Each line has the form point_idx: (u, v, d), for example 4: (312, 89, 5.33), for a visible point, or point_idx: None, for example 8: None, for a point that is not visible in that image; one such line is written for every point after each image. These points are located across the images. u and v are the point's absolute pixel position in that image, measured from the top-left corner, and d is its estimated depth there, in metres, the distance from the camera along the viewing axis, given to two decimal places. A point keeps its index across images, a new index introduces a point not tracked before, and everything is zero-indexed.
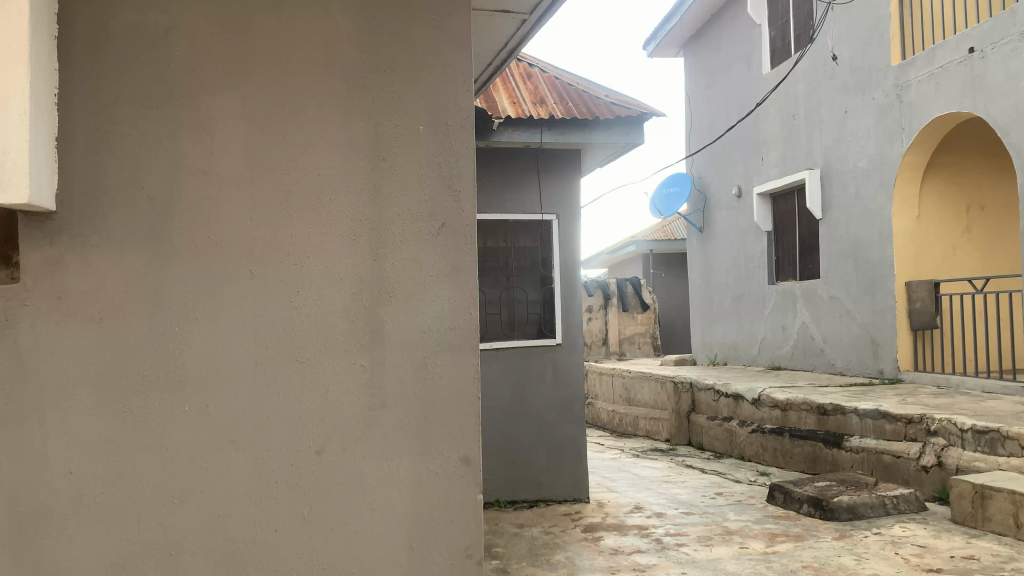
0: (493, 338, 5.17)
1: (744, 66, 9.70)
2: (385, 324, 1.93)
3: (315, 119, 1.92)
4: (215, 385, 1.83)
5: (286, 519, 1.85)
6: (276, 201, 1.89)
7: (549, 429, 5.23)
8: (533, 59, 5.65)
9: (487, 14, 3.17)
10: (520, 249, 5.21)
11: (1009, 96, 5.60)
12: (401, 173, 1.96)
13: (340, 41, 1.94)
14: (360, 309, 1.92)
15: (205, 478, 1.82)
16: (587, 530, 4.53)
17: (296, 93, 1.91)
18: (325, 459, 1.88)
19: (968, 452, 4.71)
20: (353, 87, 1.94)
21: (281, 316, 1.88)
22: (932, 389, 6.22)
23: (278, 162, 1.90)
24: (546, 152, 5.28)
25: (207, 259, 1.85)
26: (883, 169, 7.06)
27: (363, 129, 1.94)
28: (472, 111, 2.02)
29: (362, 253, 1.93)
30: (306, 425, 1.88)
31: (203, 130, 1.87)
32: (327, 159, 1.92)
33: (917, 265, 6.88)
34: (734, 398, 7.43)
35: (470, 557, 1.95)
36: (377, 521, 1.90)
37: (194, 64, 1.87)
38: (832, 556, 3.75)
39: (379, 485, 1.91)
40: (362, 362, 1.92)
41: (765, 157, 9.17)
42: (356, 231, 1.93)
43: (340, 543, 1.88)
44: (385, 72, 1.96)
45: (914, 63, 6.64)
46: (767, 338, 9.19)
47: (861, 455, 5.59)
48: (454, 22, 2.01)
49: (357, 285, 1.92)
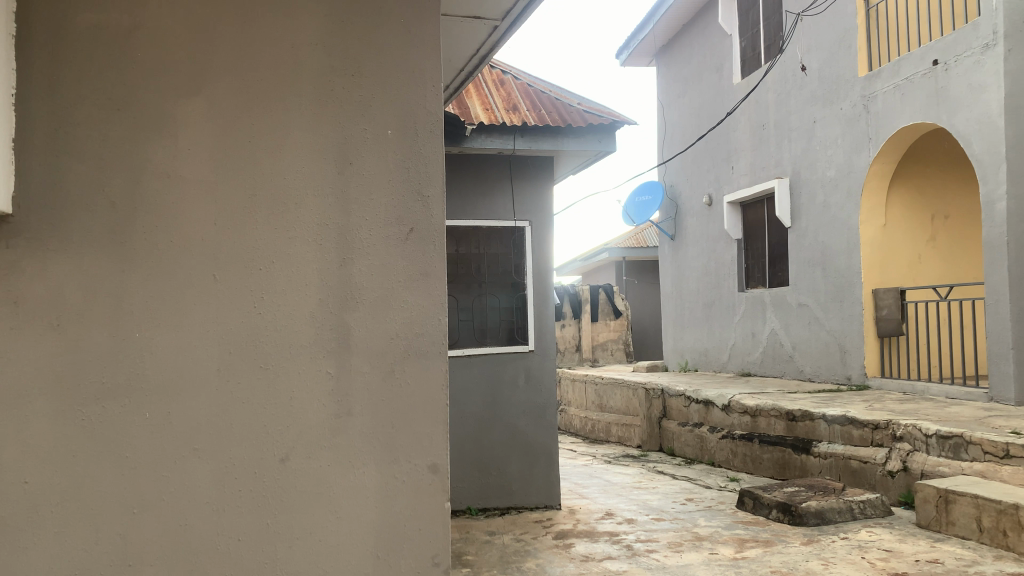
0: (466, 345, 5.13)
1: (716, 76, 9.85)
2: (352, 331, 1.89)
3: (280, 120, 1.88)
4: (177, 392, 1.78)
5: (249, 529, 1.80)
6: (240, 203, 1.84)
7: (522, 436, 5.19)
8: (505, 66, 5.59)
9: (457, 20, 3.01)
10: (492, 256, 5.19)
11: (971, 108, 5.74)
12: (369, 176, 1.93)
13: (308, 43, 1.91)
14: (327, 315, 1.88)
15: (166, 488, 1.76)
16: (558, 537, 4.51)
17: (261, 94, 1.87)
18: (289, 468, 1.84)
19: (933, 456, 4.79)
20: (320, 89, 1.91)
21: (245, 322, 1.83)
22: (898, 395, 6.34)
23: (242, 164, 1.85)
24: (520, 159, 5.25)
25: (169, 262, 1.79)
26: (851, 178, 7.20)
27: (330, 132, 1.91)
28: (442, 116, 1.99)
29: (329, 257, 1.89)
30: (270, 434, 1.83)
31: (166, 130, 1.81)
32: (293, 161, 1.88)
33: (883, 273, 7.03)
34: (705, 404, 7.49)
35: (437, 565, 1.91)
36: (343, 530, 1.86)
37: (157, 64, 1.82)
38: (800, 561, 3.76)
39: (345, 494, 1.87)
40: (328, 369, 1.88)
41: (735, 165, 9.30)
42: (322, 236, 1.89)
43: (305, 553, 1.83)
44: (353, 76, 1.94)
45: (880, 74, 6.79)
46: (737, 344, 9.30)
47: (829, 460, 5.65)
48: (423, 26, 1.99)
49: (323, 290, 1.88)
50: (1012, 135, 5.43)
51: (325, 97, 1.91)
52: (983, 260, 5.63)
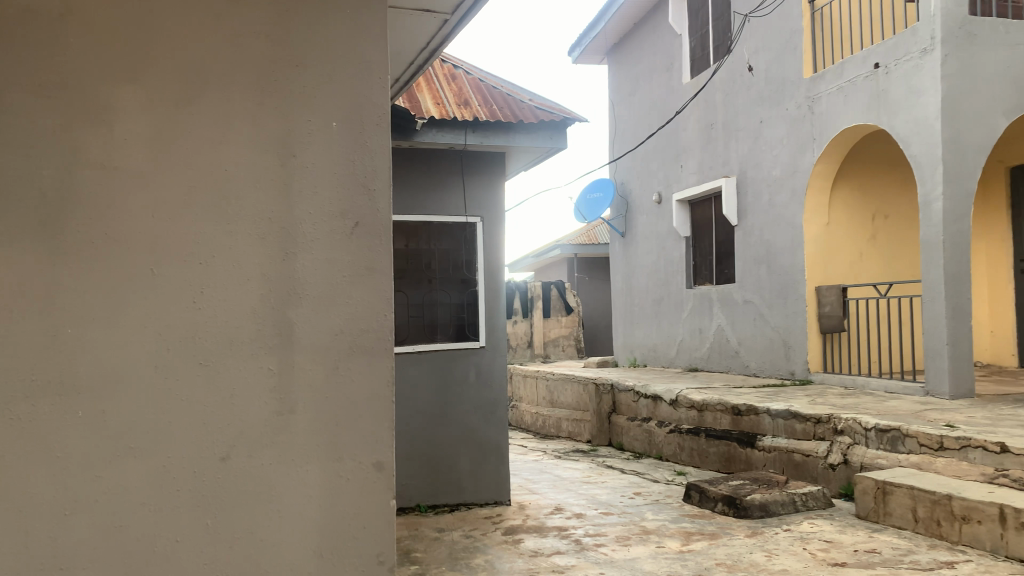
0: (415, 340, 5.07)
1: (666, 75, 9.96)
2: (294, 325, 1.94)
3: (222, 115, 1.92)
4: (113, 388, 1.81)
5: (188, 530, 1.84)
6: (181, 197, 1.88)
7: (472, 433, 5.18)
8: (457, 61, 5.54)
9: (407, 13, 2.98)
10: (443, 252, 5.14)
11: (910, 110, 5.90)
12: (312, 170, 1.98)
13: (249, 35, 1.96)
14: (269, 310, 1.93)
15: (100, 489, 1.79)
16: (508, 533, 4.51)
17: (203, 87, 1.91)
18: (229, 466, 1.88)
19: (871, 449, 4.92)
20: (263, 84, 1.96)
21: (184, 318, 1.87)
22: (840, 390, 6.51)
23: (182, 159, 1.89)
24: (472, 154, 5.24)
25: (105, 257, 1.82)
26: (795, 177, 7.34)
27: (272, 127, 1.96)
28: (388, 109, 2.04)
29: (271, 252, 1.93)
30: (210, 430, 1.87)
31: (103, 123, 1.85)
32: (235, 155, 1.93)
33: (826, 271, 7.20)
34: (653, 399, 7.58)
35: (382, 563, 1.97)
36: (284, 529, 1.91)
37: (92, 58, 1.85)
38: (744, 554, 3.82)
39: (288, 492, 1.92)
40: (269, 366, 1.92)
41: (684, 164, 9.42)
42: (264, 230, 1.94)
43: (244, 553, 1.88)
44: (297, 67, 1.98)
45: (824, 76, 6.94)
46: (685, 340, 9.43)
47: (772, 454, 5.78)
48: (369, 19, 2.03)
49: (265, 286, 1.93)
50: (947, 137, 5.61)
51: (268, 95, 1.96)
52: (921, 259, 5.81)
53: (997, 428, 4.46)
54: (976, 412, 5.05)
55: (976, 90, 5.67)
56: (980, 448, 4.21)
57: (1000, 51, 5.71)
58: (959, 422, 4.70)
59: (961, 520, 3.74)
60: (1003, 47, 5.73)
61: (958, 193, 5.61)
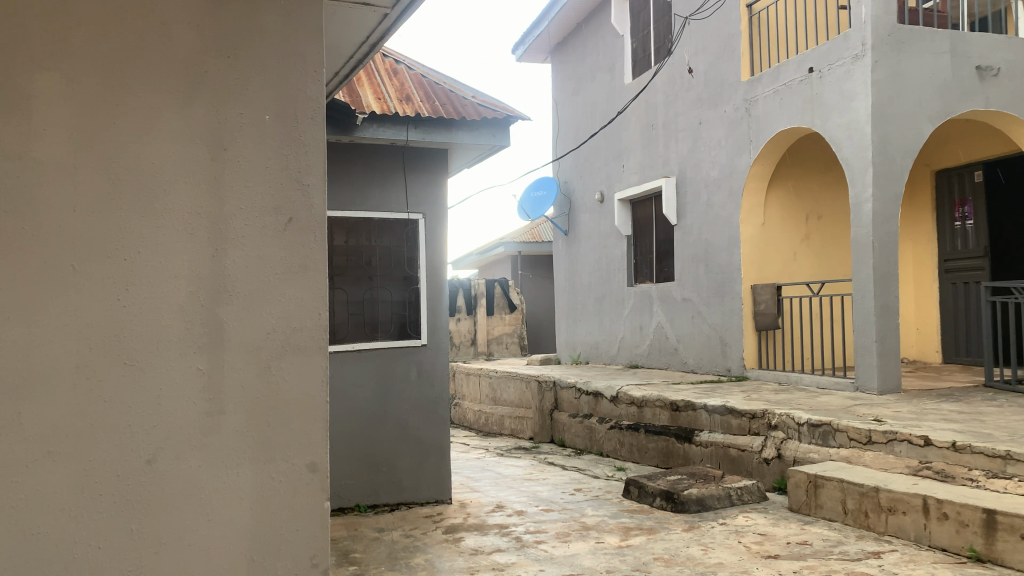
0: (355, 338, 4.99)
1: (608, 75, 10.05)
2: (224, 322, 1.95)
3: (149, 107, 1.90)
4: (31, 387, 1.77)
5: (111, 537, 1.82)
6: (104, 189, 1.85)
7: (412, 432, 5.14)
8: (398, 56, 5.49)
9: (346, 6, 2.94)
10: (384, 249, 5.08)
11: (843, 114, 6.07)
12: (244, 163, 1.99)
13: (178, 22, 1.94)
14: (198, 308, 1.92)
15: (16, 494, 1.75)
16: (449, 531, 4.49)
17: (128, 75, 1.88)
18: (156, 469, 1.87)
19: (804, 444, 5.05)
20: (193, 75, 1.95)
21: (107, 315, 1.84)
22: (774, 386, 6.67)
23: (105, 152, 1.86)
24: (414, 151, 5.20)
25: (21, 249, 1.78)
26: (733, 179, 7.48)
27: (202, 120, 1.95)
28: (323, 103, 2.08)
29: (201, 247, 1.93)
30: (135, 433, 1.85)
31: (19, 109, 1.80)
32: (163, 147, 1.91)
33: (761, 270, 7.36)
34: (594, 396, 7.65)
35: (316, 565, 2.02)
36: (215, 533, 1.92)
37: (8, 41, 1.79)
38: (681, 548, 3.88)
39: (218, 496, 1.93)
40: (198, 365, 1.92)
41: (625, 164, 9.53)
42: (193, 225, 1.93)
43: (172, 557, 1.87)
44: (229, 56, 1.99)
45: (761, 79, 7.09)
46: (625, 338, 9.55)
47: (709, 449, 5.88)
48: (304, 12, 2.07)
49: (194, 283, 1.92)
50: (877, 141, 5.78)
51: (199, 89, 1.95)
52: (851, 258, 5.98)
53: (921, 422, 4.63)
54: (902, 407, 5.23)
55: (904, 96, 5.87)
56: (905, 442, 4.35)
57: (927, 58, 5.92)
58: (886, 416, 4.86)
59: (887, 512, 3.87)
60: (929, 55, 5.94)
61: (886, 195, 5.80)
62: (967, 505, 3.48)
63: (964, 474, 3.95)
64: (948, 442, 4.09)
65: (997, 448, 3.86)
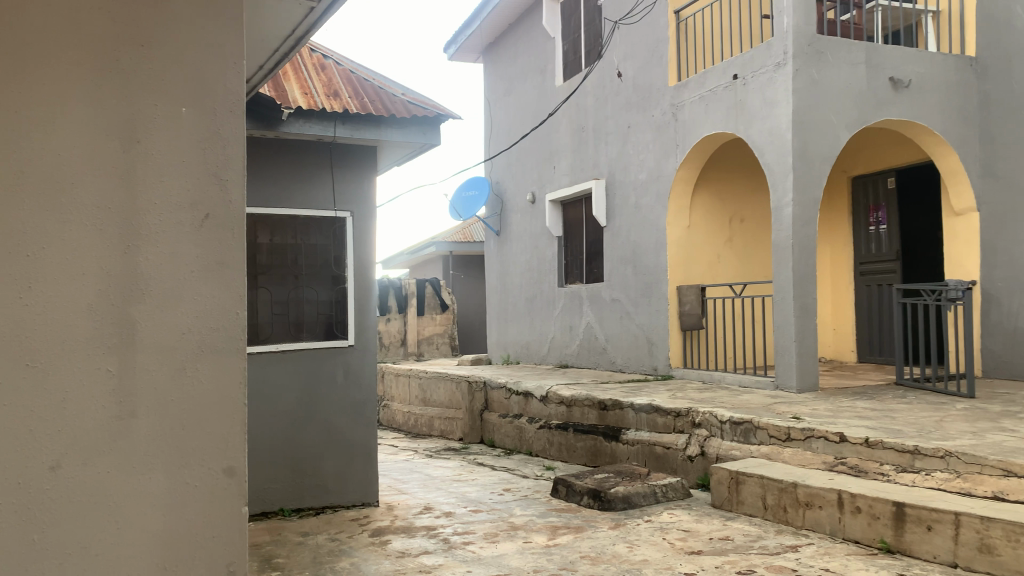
0: (280, 339, 4.88)
1: (539, 76, 10.11)
2: (136, 321, 1.91)
3: (57, 98, 1.86)
4: None
5: (12, 549, 1.77)
6: (6, 181, 1.81)
7: (339, 434, 5.06)
8: (326, 51, 5.39)
9: None
10: (311, 247, 4.98)
11: (765, 120, 6.25)
12: (157, 157, 1.95)
13: (87, 10, 1.90)
14: (107, 307, 1.88)
15: None
16: (375, 534, 4.43)
17: (34, 65, 1.84)
18: (60, 475, 1.82)
19: (726, 441, 5.18)
20: (103, 66, 1.91)
21: (10, 313, 1.80)
22: (699, 384, 6.81)
23: (8, 144, 1.81)
24: (342, 147, 5.11)
25: None
26: (660, 182, 7.62)
27: (113, 112, 1.91)
28: (241, 95, 2.06)
29: (112, 243, 1.89)
30: (38, 438, 1.80)
31: None
32: (71, 140, 1.87)
33: (687, 271, 7.51)
34: (524, 396, 7.67)
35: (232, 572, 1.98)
36: (125, 541, 1.87)
37: None
38: (607, 545, 3.93)
39: (127, 503, 1.88)
40: (108, 366, 1.88)
41: (556, 165, 9.59)
42: (103, 220, 1.89)
43: (78, 567, 1.82)
44: (142, 46, 1.95)
45: (687, 85, 7.23)
46: (555, 338, 9.61)
47: (636, 447, 5.98)
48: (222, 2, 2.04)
49: (104, 280, 1.88)
50: (797, 148, 5.97)
51: (108, 79, 1.91)
52: (773, 260, 6.16)
53: (837, 419, 4.79)
54: (820, 405, 5.42)
55: (823, 105, 6.08)
56: (821, 438, 4.50)
57: (844, 69, 6.15)
58: (804, 414, 5.02)
59: (804, 506, 3.99)
60: (846, 65, 6.16)
61: (806, 200, 6.00)
62: (878, 499, 3.62)
63: (875, 469, 4.12)
64: (861, 438, 4.25)
65: (906, 443, 4.03)
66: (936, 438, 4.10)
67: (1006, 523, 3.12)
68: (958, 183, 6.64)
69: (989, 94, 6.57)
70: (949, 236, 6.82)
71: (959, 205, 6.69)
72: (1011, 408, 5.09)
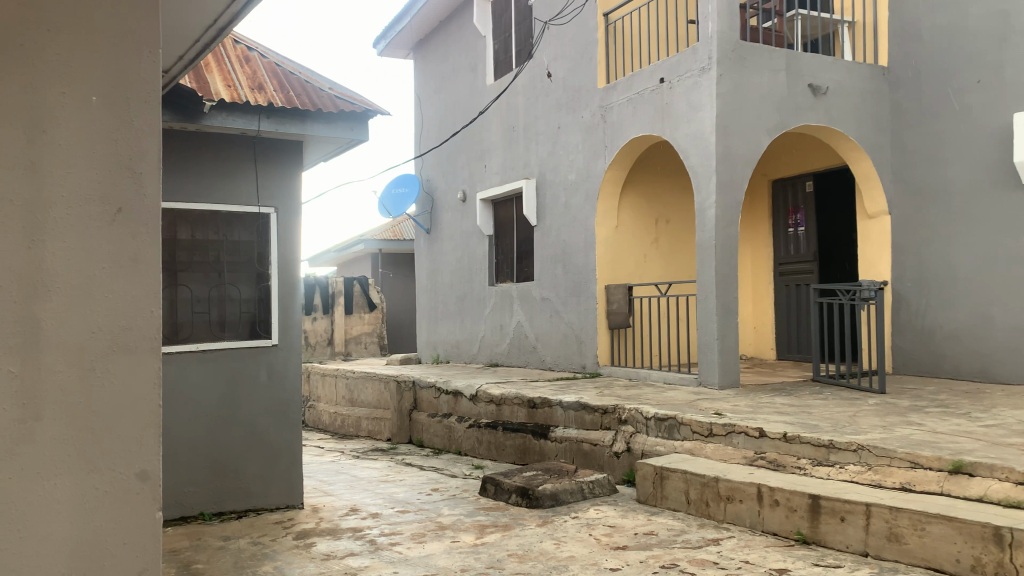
0: (200, 338, 4.74)
1: (470, 75, 10.09)
2: (40, 319, 1.82)
3: None
4: None
5: None
6: None
7: (262, 435, 4.94)
8: (251, 43, 5.25)
9: None
10: (234, 244, 4.86)
11: (690, 124, 6.39)
12: (64, 147, 1.87)
13: None
14: (10, 303, 1.79)
15: None
16: (300, 537, 4.35)
17: None
18: None
19: (651, 437, 5.28)
20: (6, 50, 1.81)
21: None
22: (626, 382, 6.91)
23: None
24: (267, 141, 4.99)
25: None
26: (589, 182, 7.70)
27: (17, 99, 1.82)
28: (157, 86, 1.99)
29: (15, 237, 1.80)
30: None
31: None
32: None
33: (614, 271, 7.62)
34: (453, 395, 7.65)
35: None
36: (27, 550, 1.78)
37: None
38: (534, 543, 3.95)
39: (29, 511, 1.79)
40: (11, 367, 1.79)
41: (487, 164, 9.60)
42: (6, 212, 1.79)
43: None
44: (48, 31, 1.86)
45: (616, 87, 7.33)
46: (485, 337, 9.62)
47: (564, 444, 6.03)
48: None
49: (6, 275, 1.79)
50: (721, 152, 6.12)
51: (12, 64, 1.82)
52: (697, 260, 6.30)
53: (757, 415, 4.94)
54: (741, 401, 5.57)
55: (745, 110, 6.25)
56: (742, 433, 4.63)
57: (765, 75, 6.33)
58: (726, 410, 5.16)
59: (725, 500, 4.10)
60: (767, 71, 6.34)
61: (728, 202, 6.16)
62: (795, 491, 3.74)
63: (793, 463, 4.26)
64: (780, 433, 4.39)
65: (822, 437, 4.18)
66: (849, 432, 4.27)
67: (913, 513, 3.27)
68: (872, 188, 6.94)
69: (899, 102, 6.87)
70: (864, 240, 7.12)
71: (873, 209, 6.99)
72: (918, 403, 5.33)
